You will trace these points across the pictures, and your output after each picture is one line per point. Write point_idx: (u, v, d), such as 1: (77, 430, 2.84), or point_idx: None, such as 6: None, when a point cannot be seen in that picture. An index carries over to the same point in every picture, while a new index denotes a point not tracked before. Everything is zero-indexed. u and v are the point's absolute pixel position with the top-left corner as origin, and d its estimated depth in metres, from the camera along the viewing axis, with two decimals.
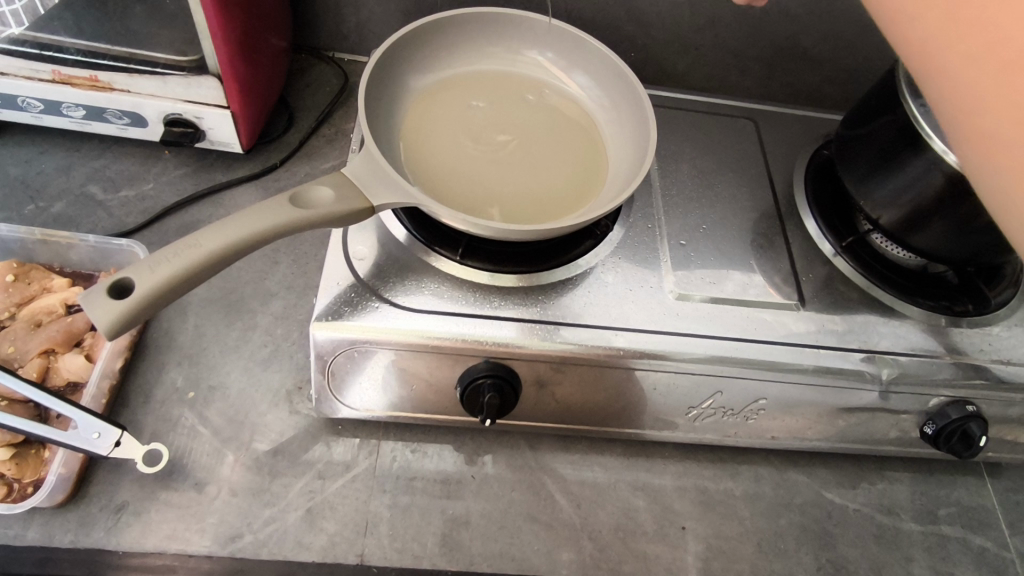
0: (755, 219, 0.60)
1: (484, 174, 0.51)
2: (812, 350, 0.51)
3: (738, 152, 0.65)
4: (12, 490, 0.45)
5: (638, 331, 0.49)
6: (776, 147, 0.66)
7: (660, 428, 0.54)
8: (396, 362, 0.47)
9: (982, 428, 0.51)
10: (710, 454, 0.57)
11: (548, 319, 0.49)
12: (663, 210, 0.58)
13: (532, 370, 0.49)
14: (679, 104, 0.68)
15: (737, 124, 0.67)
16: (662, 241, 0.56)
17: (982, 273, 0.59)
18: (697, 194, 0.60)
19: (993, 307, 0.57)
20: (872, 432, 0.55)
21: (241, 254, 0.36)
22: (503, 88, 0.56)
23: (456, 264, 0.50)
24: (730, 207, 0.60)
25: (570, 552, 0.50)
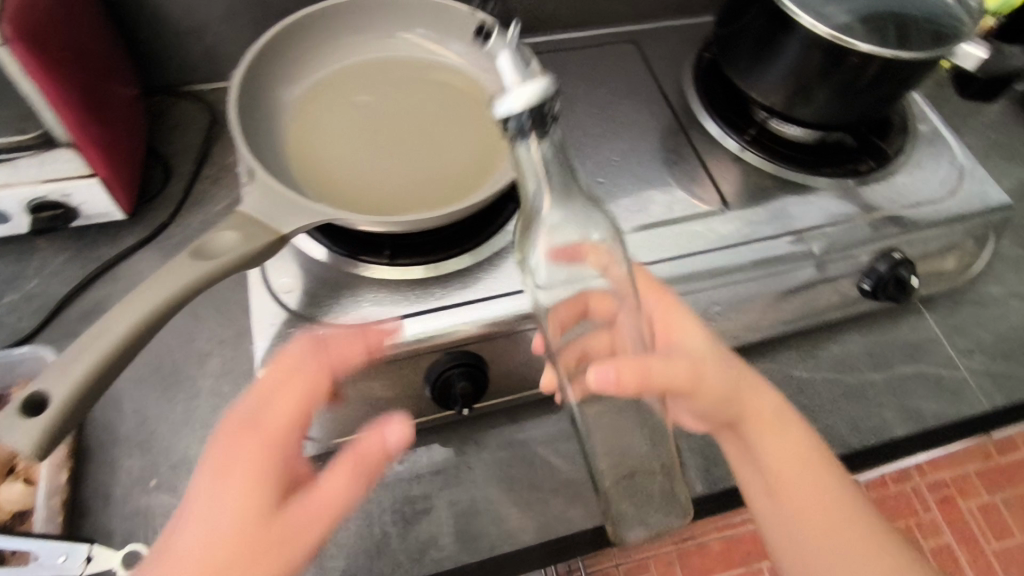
0: (659, 137, 0.60)
1: (387, 171, 0.49)
2: (745, 247, 0.53)
3: (626, 76, 0.65)
4: None
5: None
6: (660, 61, 0.67)
7: None
8: (290, 370, 0.40)
9: (911, 270, 0.55)
10: None
11: (494, 296, 0.48)
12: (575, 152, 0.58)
13: (494, 348, 0.48)
14: (556, 45, 0.68)
15: (617, 49, 0.67)
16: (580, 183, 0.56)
17: (875, 129, 0.62)
18: (600, 128, 0.61)
19: (892, 158, 0.60)
20: (821, 302, 0.58)
21: (155, 330, 0.34)
22: (383, 76, 0.54)
23: (386, 267, 0.49)
24: (634, 133, 0.61)
25: (580, 506, 0.51)
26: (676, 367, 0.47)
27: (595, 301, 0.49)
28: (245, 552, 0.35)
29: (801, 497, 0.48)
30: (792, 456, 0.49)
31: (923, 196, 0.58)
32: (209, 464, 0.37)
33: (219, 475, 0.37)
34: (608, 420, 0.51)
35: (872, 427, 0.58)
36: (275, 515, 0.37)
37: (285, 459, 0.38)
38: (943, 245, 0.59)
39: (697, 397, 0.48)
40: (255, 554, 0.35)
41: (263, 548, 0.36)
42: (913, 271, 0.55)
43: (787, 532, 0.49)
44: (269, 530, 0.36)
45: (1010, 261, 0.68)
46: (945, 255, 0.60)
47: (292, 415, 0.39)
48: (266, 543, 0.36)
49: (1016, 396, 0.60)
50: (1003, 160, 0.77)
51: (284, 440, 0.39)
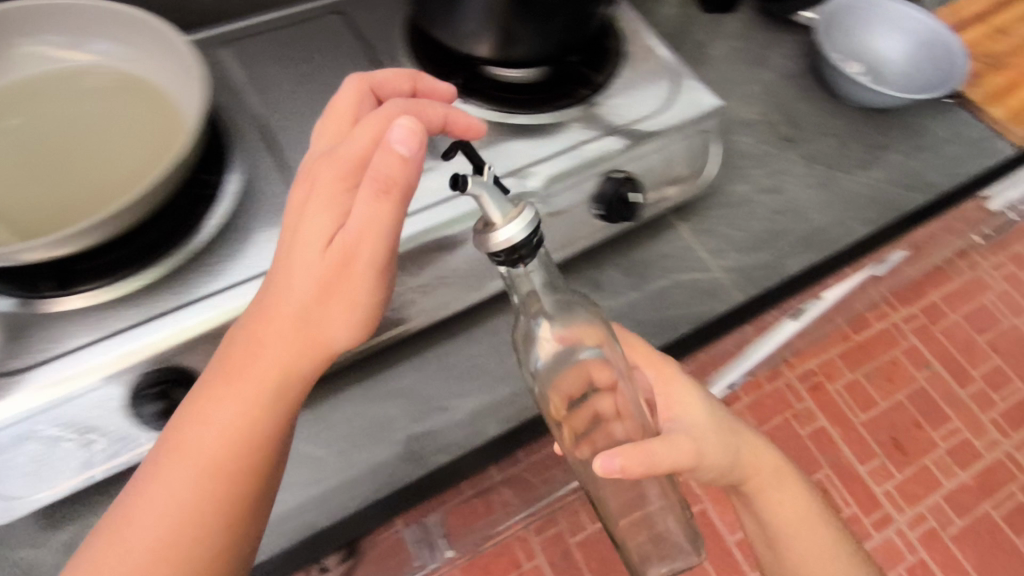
0: None
1: (43, 190, 0.46)
2: (460, 198, 0.53)
3: (336, 47, 0.62)
4: None
5: None
6: (371, 23, 0.64)
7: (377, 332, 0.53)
8: (378, 124, 0.42)
9: (633, 188, 0.57)
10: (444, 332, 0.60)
11: (196, 298, 0.46)
12: (276, 131, 0.55)
13: (201, 358, 0.46)
14: (253, 29, 0.63)
15: (326, 23, 0.64)
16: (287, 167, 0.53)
17: (587, 53, 0.63)
18: (310, 102, 0.57)
19: (608, 75, 0.61)
20: (561, 236, 0.59)
21: None
22: (31, 96, 0.50)
23: (67, 298, 0.45)
24: None
25: (347, 491, 0.52)
26: (680, 450, 0.48)
27: (596, 368, 0.48)
28: (326, 294, 0.41)
29: (792, 547, 0.59)
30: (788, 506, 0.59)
31: (635, 113, 0.60)
32: (205, 386, 0.41)
33: (178, 447, 0.40)
34: (625, 486, 0.53)
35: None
36: (308, 322, 0.41)
37: (314, 267, 0.40)
38: (666, 160, 0.61)
39: (701, 468, 0.53)
40: (328, 285, 0.40)
41: (307, 335, 0.41)
42: (633, 189, 0.57)
43: (798, 559, 0.58)
44: (308, 312, 0.41)
45: (754, 158, 0.72)
46: (675, 166, 0.62)
47: (367, 150, 0.41)
48: (313, 340, 0.42)
49: (766, 284, 0.64)
50: (743, 64, 0.80)
51: (324, 204, 0.41)
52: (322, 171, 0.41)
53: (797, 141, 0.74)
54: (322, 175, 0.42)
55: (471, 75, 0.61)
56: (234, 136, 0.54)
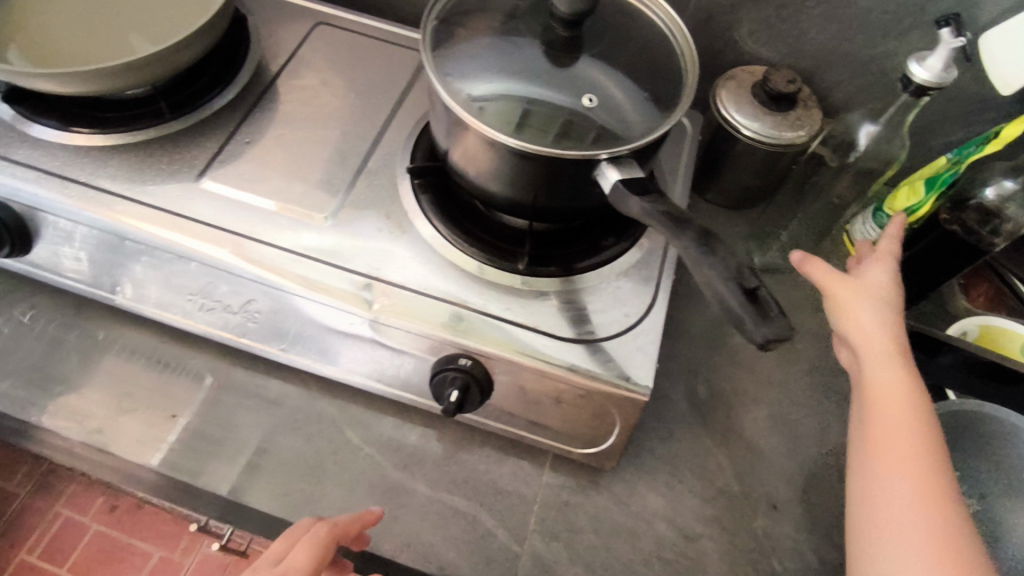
0: (356, 139, 0.56)
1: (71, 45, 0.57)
2: (308, 262, 0.49)
3: (387, 74, 0.60)
4: None
5: (245, 271, 0.48)
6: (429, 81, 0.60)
7: (217, 327, 0.53)
8: (318, 558, 0.41)
9: (456, 381, 0.46)
10: (253, 362, 0.55)
11: (59, 172, 0.51)
12: (258, 104, 0.57)
13: (37, 216, 0.51)
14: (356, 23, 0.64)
15: (401, 56, 0.62)
16: (229, 136, 0.55)
17: (598, 225, 0.54)
18: (307, 102, 0.57)
19: (603, 257, 0.52)
20: (395, 373, 0.51)
21: None
22: None
23: (11, 110, 0.54)
24: (334, 122, 0.57)
25: (51, 411, 0.51)
26: (878, 386, 0.45)
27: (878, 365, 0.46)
28: None
29: (923, 528, 0.39)
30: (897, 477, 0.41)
31: (590, 322, 0.48)
32: None
33: None
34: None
35: None
36: None
37: None
38: (546, 389, 0.47)
39: (871, 502, 0.41)
40: None
41: None
42: (485, 377, 0.47)
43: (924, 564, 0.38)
44: None
45: (706, 484, 0.52)
46: (555, 407, 0.48)
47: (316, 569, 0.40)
48: None
49: None
50: (827, 385, 0.58)
51: None
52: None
53: (785, 514, 0.52)
54: (304, 542, 0.42)
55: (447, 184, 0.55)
56: (228, 79, 0.57)
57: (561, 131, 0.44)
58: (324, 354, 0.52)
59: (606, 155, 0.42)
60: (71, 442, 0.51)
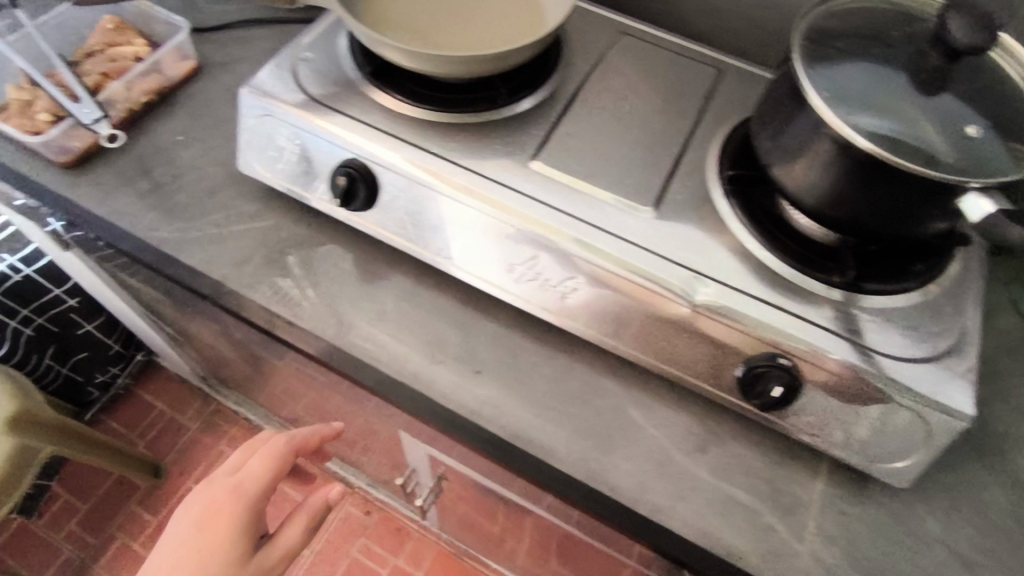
0: (665, 139, 0.59)
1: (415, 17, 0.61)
2: (637, 250, 0.52)
3: (684, 84, 0.64)
4: (32, 129, 0.64)
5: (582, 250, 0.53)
6: (726, 95, 0.63)
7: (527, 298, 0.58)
8: (267, 460, 0.62)
9: (779, 378, 0.50)
10: (543, 334, 0.60)
11: (416, 144, 0.57)
12: (574, 99, 0.61)
13: (389, 179, 0.57)
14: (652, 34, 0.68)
15: (697, 69, 0.65)
16: (554, 125, 0.59)
17: (900, 250, 0.55)
18: (618, 101, 0.61)
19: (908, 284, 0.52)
20: (696, 362, 0.54)
21: None
22: None
23: (367, 83, 0.60)
24: (643, 120, 0.60)
25: (374, 351, 0.57)
26: None
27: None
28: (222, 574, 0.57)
29: None
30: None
31: (900, 343, 0.50)
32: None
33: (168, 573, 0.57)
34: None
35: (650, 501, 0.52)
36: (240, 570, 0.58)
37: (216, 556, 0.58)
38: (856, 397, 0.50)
39: None
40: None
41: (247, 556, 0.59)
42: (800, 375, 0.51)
43: None
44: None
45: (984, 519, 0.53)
46: (856, 417, 0.51)
47: (263, 486, 0.61)
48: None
49: None
50: None
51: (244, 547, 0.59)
52: (239, 486, 0.60)
53: None
54: (260, 453, 0.62)
55: (756, 187, 0.57)
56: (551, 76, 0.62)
57: (911, 150, 0.44)
58: (626, 337, 0.55)
59: (977, 185, 0.43)
60: (392, 380, 0.56)
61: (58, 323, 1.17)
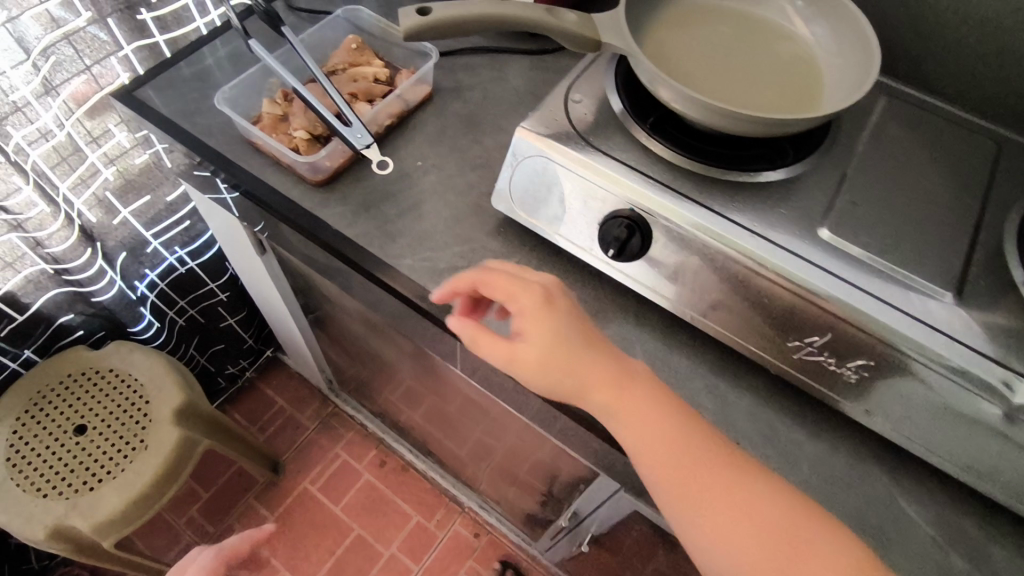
0: (956, 215, 0.57)
1: (692, 74, 0.59)
2: (947, 339, 0.49)
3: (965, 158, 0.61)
4: (298, 149, 0.65)
5: (887, 332, 0.50)
6: (1014, 173, 0.60)
7: (799, 373, 0.55)
8: None
9: None
10: (805, 411, 0.56)
11: (695, 200, 0.55)
12: (853, 166, 0.59)
13: (666, 234, 0.56)
14: (923, 104, 0.66)
15: (977, 141, 0.63)
16: (840, 193, 0.57)
17: None
18: (900, 173, 0.59)
19: None
20: (998, 465, 0.49)
21: (473, 26, 0.49)
22: (752, 27, 0.62)
23: (645, 134, 0.59)
24: (927, 193, 0.58)
25: None
26: None
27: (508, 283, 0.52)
28: None
29: None
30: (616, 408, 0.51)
31: None
32: None
33: None
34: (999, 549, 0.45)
35: None
36: None
37: None
38: None
39: None
40: None
41: None
42: None
43: None
44: None
45: None
46: None
47: None
48: None
49: None
50: None
51: None
52: None
53: None
54: None
55: None
56: (824, 139, 0.60)
57: None
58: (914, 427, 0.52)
59: None
60: None
61: (209, 315, 1.20)
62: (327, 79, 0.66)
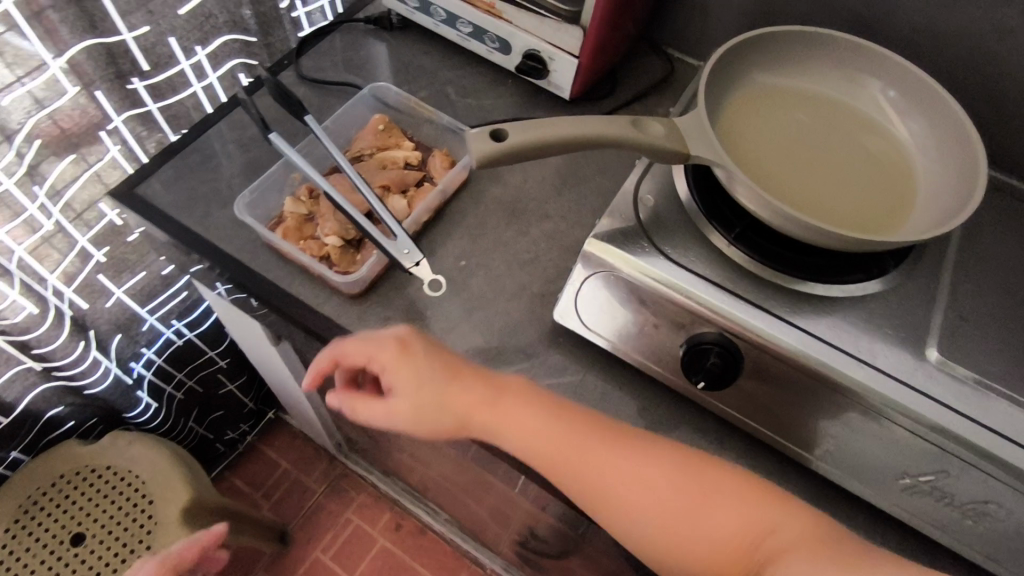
0: None
1: (779, 167, 0.53)
2: None
3: None
4: (332, 266, 0.58)
5: (1014, 470, 0.46)
6: None
7: (910, 512, 0.50)
8: None
9: None
10: (916, 549, 0.51)
11: (789, 321, 0.50)
12: (949, 274, 0.55)
13: (758, 358, 0.50)
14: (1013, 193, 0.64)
15: None
16: (940, 307, 0.53)
17: None
18: (994, 283, 0.56)
19: None
20: None
21: (554, 148, 0.44)
22: (832, 118, 0.57)
23: (725, 243, 0.53)
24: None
25: None
26: None
27: (364, 347, 0.51)
28: None
29: None
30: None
31: None
32: None
33: None
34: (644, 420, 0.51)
35: None
36: None
37: None
38: None
39: None
40: None
41: None
42: None
43: None
44: None
45: None
46: None
47: None
48: None
49: None
50: None
51: None
52: None
53: None
54: None
55: None
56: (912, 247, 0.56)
57: None
58: None
59: None
60: None
61: (207, 384, 1.11)
62: (359, 176, 0.59)
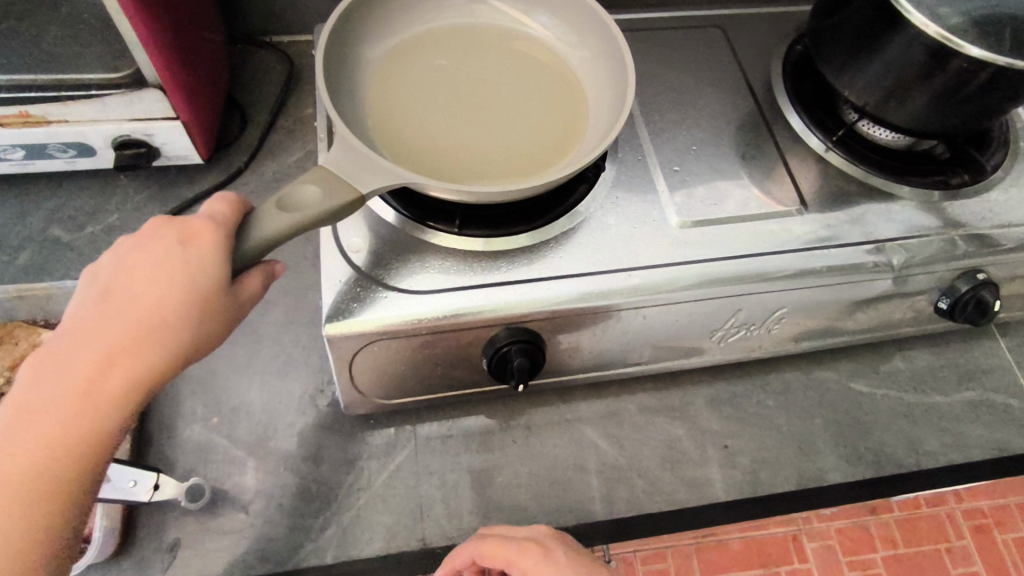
0: (738, 126, 0.58)
1: (452, 129, 0.48)
2: (821, 251, 0.50)
3: (711, 63, 0.62)
4: None
5: (788, 275, 0.49)
6: (748, 49, 0.64)
7: (726, 351, 0.55)
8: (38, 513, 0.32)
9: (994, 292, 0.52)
10: (739, 370, 0.59)
11: (553, 274, 0.47)
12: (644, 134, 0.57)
13: (551, 325, 0.48)
14: (651, 24, 0.65)
15: (705, 34, 0.65)
16: (656, 169, 0.54)
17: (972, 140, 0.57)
18: (679, 114, 0.58)
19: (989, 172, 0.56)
20: (892, 315, 0.56)
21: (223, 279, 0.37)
22: (471, 46, 0.52)
23: (454, 236, 0.48)
24: (705, 116, 0.58)
25: (624, 491, 0.53)
26: None
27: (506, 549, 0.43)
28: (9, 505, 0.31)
29: None
30: (164, 279, 0.35)
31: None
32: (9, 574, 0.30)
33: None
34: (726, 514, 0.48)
35: (932, 449, 0.57)
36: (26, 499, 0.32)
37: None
38: None
39: None
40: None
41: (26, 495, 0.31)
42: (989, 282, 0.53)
43: None
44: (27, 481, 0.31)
45: None
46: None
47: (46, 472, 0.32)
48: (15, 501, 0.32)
49: None
50: None
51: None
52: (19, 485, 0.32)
53: None
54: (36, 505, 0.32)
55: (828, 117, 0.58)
56: None
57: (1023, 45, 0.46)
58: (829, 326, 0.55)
59: None
60: (666, 515, 0.52)
61: None
62: None
